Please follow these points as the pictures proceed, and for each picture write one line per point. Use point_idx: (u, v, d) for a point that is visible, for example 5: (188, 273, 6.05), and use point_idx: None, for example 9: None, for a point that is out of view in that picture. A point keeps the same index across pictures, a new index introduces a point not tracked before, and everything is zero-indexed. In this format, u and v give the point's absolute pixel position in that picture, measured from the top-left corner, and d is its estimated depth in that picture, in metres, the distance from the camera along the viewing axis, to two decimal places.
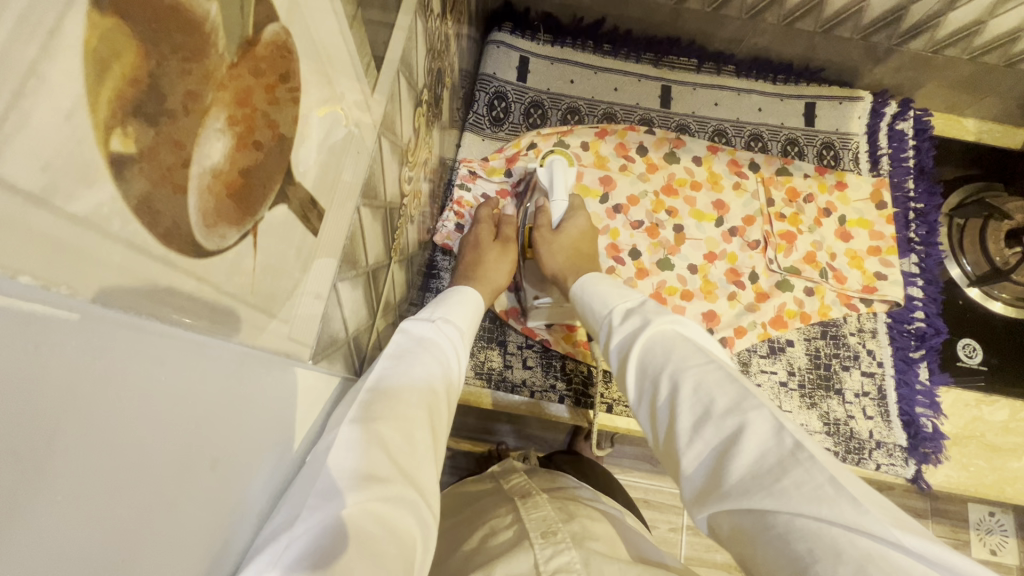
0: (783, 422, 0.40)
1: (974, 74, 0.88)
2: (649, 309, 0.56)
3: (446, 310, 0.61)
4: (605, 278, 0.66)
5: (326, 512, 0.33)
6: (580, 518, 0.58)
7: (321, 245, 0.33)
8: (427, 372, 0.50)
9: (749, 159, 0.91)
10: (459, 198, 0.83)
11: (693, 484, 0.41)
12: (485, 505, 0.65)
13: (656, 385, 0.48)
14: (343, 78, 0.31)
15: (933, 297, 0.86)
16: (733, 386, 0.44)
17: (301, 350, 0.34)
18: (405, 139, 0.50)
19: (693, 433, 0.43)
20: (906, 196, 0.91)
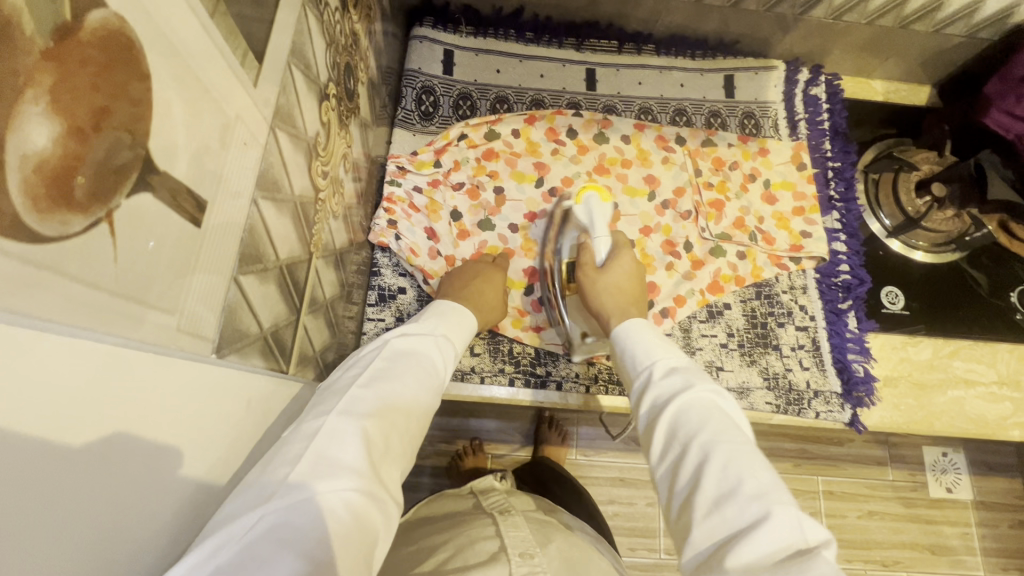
0: (803, 521, 0.41)
1: (875, 37, 0.93)
2: (692, 373, 0.57)
3: (434, 326, 0.65)
4: (649, 326, 0.67)
5: (297, 497, 0.38)
6: (556, 542, 0.63)
7: (207, 235, 0.33)
8: (413, 383, 0.54)
9: (675, 134, 0.94)
10: (390, 194, 0.83)
11: (698, 556, 0.43)
12: (462, 517, 0.69)
13: (683, 451, 0.50)
14: (209, 68, 0.31)
15: (855, 250, 0.90)
16: (765, 475, 0.45)
17: (199, 343, 0.33)
18: (311, 134, 0.50)
19: (712, 510, 0.44)
20: (824, 156, 0.95)
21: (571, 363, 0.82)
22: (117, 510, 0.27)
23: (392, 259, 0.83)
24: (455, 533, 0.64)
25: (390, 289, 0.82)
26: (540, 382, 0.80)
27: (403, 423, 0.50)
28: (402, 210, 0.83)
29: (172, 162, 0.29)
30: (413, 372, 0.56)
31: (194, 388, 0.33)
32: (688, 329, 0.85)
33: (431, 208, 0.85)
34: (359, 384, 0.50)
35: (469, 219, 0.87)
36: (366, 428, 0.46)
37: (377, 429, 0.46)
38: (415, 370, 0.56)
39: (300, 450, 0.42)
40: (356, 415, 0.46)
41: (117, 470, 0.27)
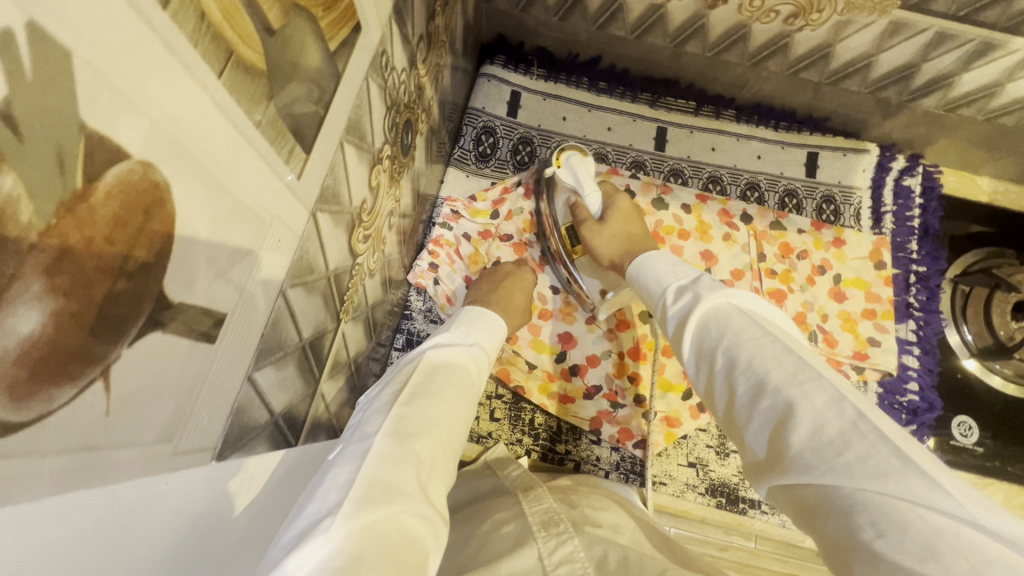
0: (843, 393, 0.36)
1: (990, 134, 0.84)
2: (701, 284, 0.50)
3: (468, 333, 0.60)
4: (663, 254, 0.59)
5: (353, 518, 0.32)
6: (582, 508, 0.56)
7: (220, 348, 0.31)
8: (454, 396, 0.49)
9: (741, 210, 0.87)
10: (438, 237, 0.81)
11: (754, 456, 0.40)
12: (483, 498, 0.61)
13: (711, 358, 0.44)
14: (249, 181, 0.29)
15: (928, 368, 0.81)
16: (791, 358, 0.40)
17: (196, 458, 0.31)
18: (357, 203, 0.48)
19: (751, 408, 0.40)
20: (909, 257, 0.86)
21: (593, 444, 0.77)
22: None
23: (426, 302, 0.81)
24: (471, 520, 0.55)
25: (420, 335, 0.79)
26: (558, 460, 0.76)
27: (448, 438, 0.45)
28: (447, 253, 0.81)
29: (190, 290, 0.26)
30: (451, 385, 0.51)
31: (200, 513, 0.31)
32: None
33: (473, 258, 0.82)
34: (400, 401, 0.45)
35: None
36: (409, 439, 0.41)
37: (423, 447, 0.41)
38: (450, 379, 0.51)
39: (348, 474, 0.36)
40: (401, 431, 0.41)
41: None
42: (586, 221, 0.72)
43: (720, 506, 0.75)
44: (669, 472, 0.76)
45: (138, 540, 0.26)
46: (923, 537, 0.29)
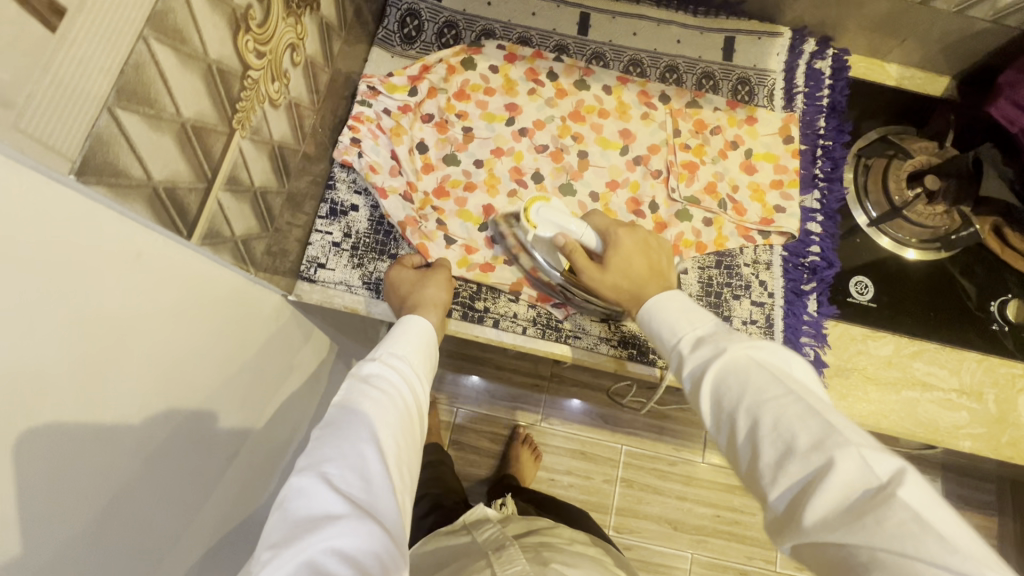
0: (865, 455, 0.44)
1: (891, 12, 0.87)
2: (722, 338, 0.57)
3: (404, 344, 0.65)
4: (674, 296, 0.65)
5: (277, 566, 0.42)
6: (552, 565, 0.69)
7: (67, 47, 0.33)
8: (382, 408, 0.57)
9: (659, 91, 0.90)
10: (359, 112, 0.83)
11: (776, 514, 0.47)
12: (463, 560, 0.76)
13: (732, 418, 0.52)
14: None
15: (830, 233, 0.87)
16: (815, 420, 0.47)
17: (55, 157, 0.34)
18: (240, 4, 0.49)
19: (776, 470, 0.47)
20: (816, 133, 0.91)
21: (512, 302, 0.81)
22: None
23: (352, 175, 0.83)
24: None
25: (344, 205, 0.82)
26: (477, 317, 0.80)
27: (390, 454, 0.54)
28: (368, 129, 0.83)
29: None
30: (381, 399, 0.58)
31: (42, 215, 0.34)
32: None
33: (395, 130, 0.84)
34: (326, 433, 0.53)
35: (435, 152, 0.85)
36: (349, 472, 0.50)
37: (347, 465, 0.50)
38: (382, 399, 0.57)
39: (276, 525, 0.46)
40: (323, 466, 0.50)
41: None
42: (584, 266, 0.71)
43: (631, 358, 0.79)
44: (583, 327, 0.80)
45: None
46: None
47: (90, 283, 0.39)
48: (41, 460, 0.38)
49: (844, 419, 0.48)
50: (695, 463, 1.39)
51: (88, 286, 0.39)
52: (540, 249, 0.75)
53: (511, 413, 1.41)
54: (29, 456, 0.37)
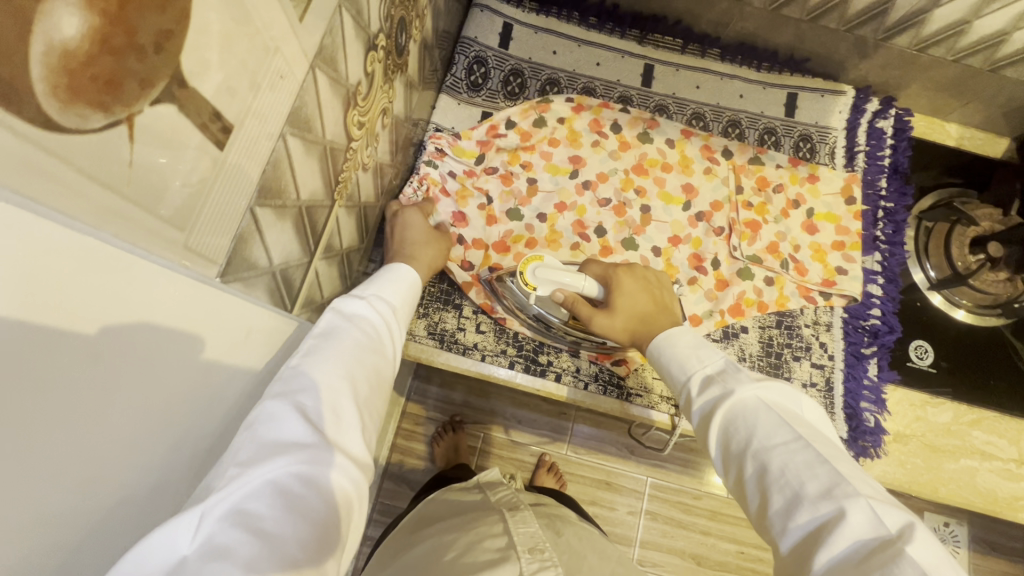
0: (880, 512, 0.40)
1: (959, 77, 0.88)
2: (730, 378, 0.54)
3: (393, 291, 0.61)
4: (685, 333, 0.62)
5: (239, 490, 0.36)
6: (564, 538, 0.69)
7: (228, 159, 0.33)
8: (363, 346, 0.51)
9: (723, 145, 0.90)
10: (426, 174, 0.83)
11: (783, 559, 0.43)
12: (474, 511, 0.77)
13: (740, 461, 0.49)
14: (264, 13, 0.32)
15: (891, 296, 0.88)
16: (825, 468, 0.43)
17: (205, 266, 0.34)
18: (353, 81, 0.50)
19: (785, 519, 0.43)
20: (877, 194, 0.92)
21: (574, 357, 0.81)
22: (94, 414, 0.28)
23: None
24: (462, 530, 0.69)
25: None
26: (540, 370, 0.80)
27: (365, 397, 0.48)
28: (433, 191, 0.83)
29: (201, 78, 0.29)
30: (362, 338, 0.52)
31: (192, 316, 0.34)
32: None
33: (460, 194, 0.84)
34: (305, 352, 0.47)
35: (499, 205, 0.85)
36: (331, 405, 0.44)
37: (322, 397, 0.44)
38: (365, 339, 0.52)
39: (241, 442, 0.39)
40: (296, 388, 0.43)
41: (112, 367, 0.28)
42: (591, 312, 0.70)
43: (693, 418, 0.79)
44: (645, 385, 0.80)
45: (135, 301, 0.29)
46: None
47: (213, 364, 0.39)
48: (148, 421, 0.33)
49: (856, 470, 0.44)
50: (722, 500, 1.38)
51: (211, 369, 0.38)
52: (540, 303, 0.75)
53: (538, 441, 1.38)
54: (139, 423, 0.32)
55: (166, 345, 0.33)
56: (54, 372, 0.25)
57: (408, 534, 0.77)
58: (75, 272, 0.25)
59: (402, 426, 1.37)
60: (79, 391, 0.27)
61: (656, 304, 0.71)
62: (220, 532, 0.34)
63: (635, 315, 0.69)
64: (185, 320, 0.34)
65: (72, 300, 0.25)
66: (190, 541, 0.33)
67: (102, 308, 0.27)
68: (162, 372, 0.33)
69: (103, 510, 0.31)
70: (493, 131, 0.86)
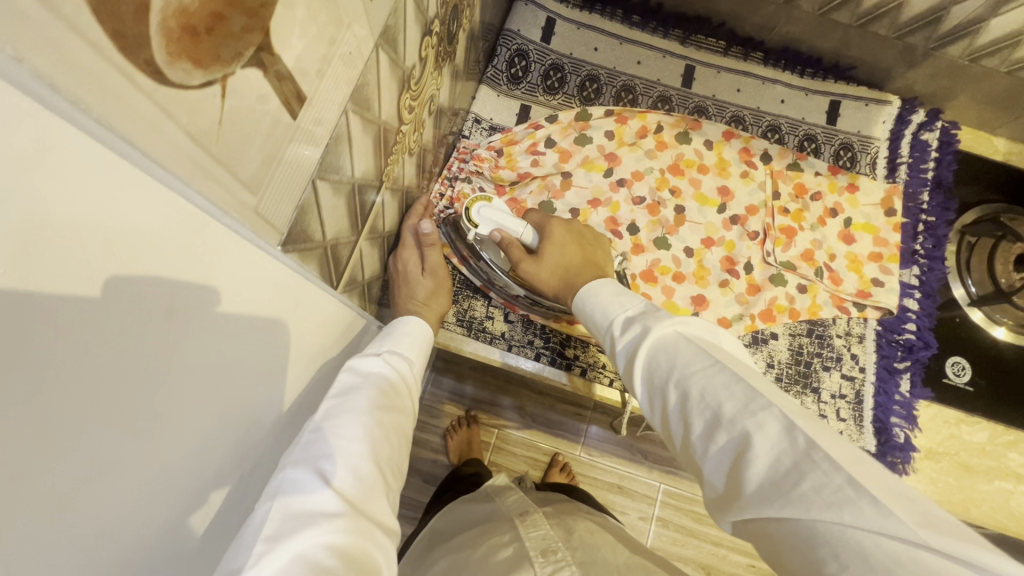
0: (793, 417, 0.40)
1: (1011, 90, 0.86)
2: (650, 316, 0.54)
3: (408, 344, 0.61)
4: (607, 283, 0.62)
5: (266, 571, 0.34)
6: (577, 533, 0.70)
7: (299, 128, 0.34)
8: (382, 406, 0.50)
9: (762, 150, 0.90)
10: (459, 191, 0.81)
11: (715, 488, 0.42)
12: (488, 519, 0.77)
13: (663, 394, 0.48)
14: None
15: (927, 312, 0.86)
16: (740, 385, 0.43)
17: (271, 234, 0.35)
18: (408, 64, 0.51)
19: (706, 441, 0.43)
20: (919, 207, 0.90)
21: (601, 352, 0.81)
22: (167, 366, 0.29)
23: None
24: (475, 541, 0.69)
25: None
26: (565, 364, 0.80)
27: (386, 455, 0.47)
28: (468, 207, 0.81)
29: (284, 46, 0.30)
30: (379, 396, 0.51)
31: (250, 283, 0.35)
32: None
33: None
34: (322, 416, 0.45)
35: (532, 198, 0.85)
36: (355, 471, 0.43)
37: (346, 466, 0.42)
38: (384, 396, 0.51)
39: (262, 517, 0.37)
40: (317, 455, 0.42)
41: (184, 323, 0.29)
42: (523, 258, 0.70)
43: None
44: None
45: (208, 261, 0.30)
46: (882, 565, 0.32)
47: (262, 335, 0.39)
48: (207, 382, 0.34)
49: (771, 388, 0.44)
50: None
51: (260, 339, 0.39)
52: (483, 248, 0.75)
53: (554, 439, 1.38)
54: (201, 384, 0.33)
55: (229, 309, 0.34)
56: (136, 321, 0.26)
57: (427, 550, 0.77)
58: (163, 229, 0.25)
59: (418, 416, 1.38)
60: (153, 344, 0.28)
61: (584, 257, 0.70)
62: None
63: (565, 265, 0.69)
64: (245, 286, 0.34)
65: (161, 254, 0.26)
66: None
67: (180, 266, 0.28)
68: (222, 332, 0.34)
69: (164, 467, 0.31)
70: (533, 148, 0.85)
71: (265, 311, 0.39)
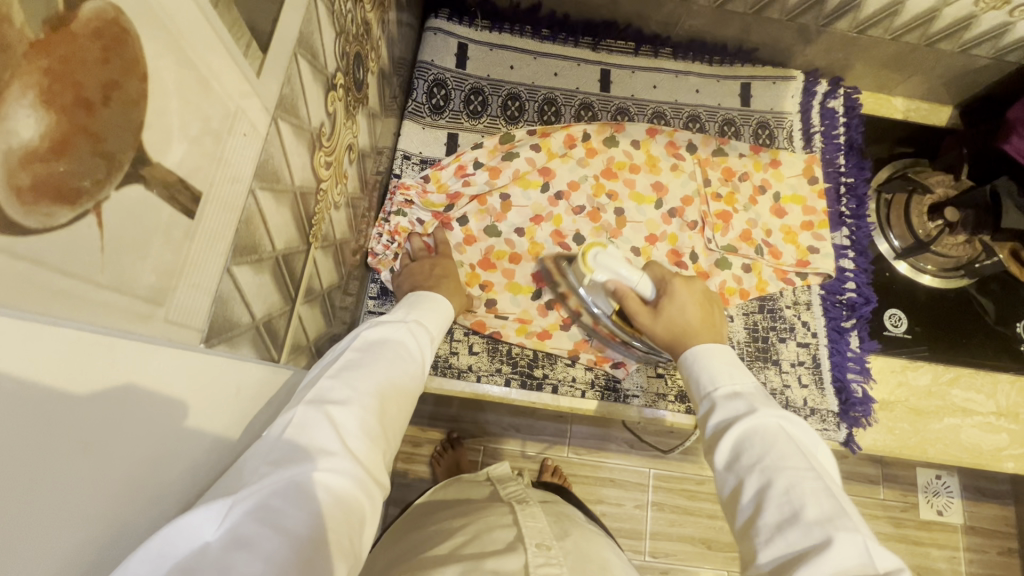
0: (870, 554, 0.41)
1: (899, 53, 0.92)
2: (758, 400, 0.55)
3: (433, 322, 0.64)
4: (724, 351, 0.62)
5: (267, 481, 0.36)
6: (572, 536, 0.65)
7: (201, 224, 0.33)
8: (392, 368, 0.52)
9: (687, 141, 0.92)
10: (397, 224, 0.82)
11: (762, 571, 0.44)
12: (480, 507, 0.74)
13: (745, 470, 0.50)
14: (219, 75, 0.32)
15: (863, 268, 0.91)
16: (830, 501, 0.45)
17: (189, 334, 0.34)
18: (315, 123, 0.50)
19: (775, 532, 0.45)
20: (838, 171, 0.95)
21: (569, 366, 0.82)
22: (93, 499, 0.27)
23: (380, 287, 0.83)
24: (473, 519, 0.68)
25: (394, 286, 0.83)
26: (537, 384, 0.81)
27: (389, 414, 0.49)
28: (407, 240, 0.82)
29: (165, 152, 0.29)
30: (390, 357, 0.53)
31: (178, 387, 0.33)
32: None
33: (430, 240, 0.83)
34: (333, 368, 0.48)
35: (475, 224, 0.85)
36: (362, 417, 0.45)
37: (352, 410, 0.45)
38: (396, 360, 0.53)
39: (273, 439, 0.40)
40: (325, 395, 0.44)
41: (105, 453, 0.27)
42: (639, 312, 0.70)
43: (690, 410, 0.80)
44: (642, 384, 0.82)
45: (123, 386, 0.28)
46: None
47: (204, 434, 0.37)
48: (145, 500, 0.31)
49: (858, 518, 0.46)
50: None
51: (202, 436, 0.37)
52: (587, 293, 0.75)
53: (540, 447, 1.39)
54: (136, 505, 0.30)
55: (160, 421, 0.31)
56: (50, 471, 0.24)
57: (414, 519, 0.76)
58: (60, 371, 0.24)
59: (401, 450, 1.36)
60: (76, 486, 0.25)
61: (705, 323, 0.68)
62: (242, 525, 0.33)
63: (678, 327, 0.67)
64: (174, 395, 0.33)
65: (64, 394, 0.24)
66: (212, 530, 0.33)
67: (89, 405, 0.26)
68: (154, 448, 0.31)
69: None
70: (461, 171, 0.85)
71: (204, 408, 0.36)
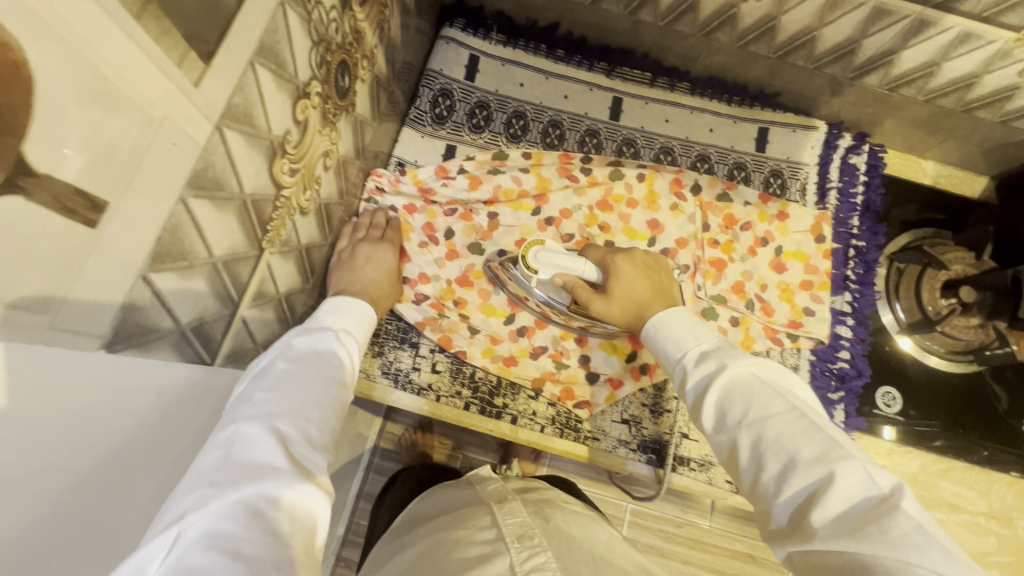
0: (874, 471, 0.40)
1: (932, 116, 0.86)
2: (726, 353, 0.53)
3: (358, 325, 0.61)
4: (682, 312, 0.60)
5: (208, 508, 0.36)
6: (555, 522, 0.56)
7: (104, 235, 0.32)
8: (325, 375, 0.50)
9: (693, 180, 0.88)
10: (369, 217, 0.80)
11: (779, 522, 0.42)
12: (457, 507, 0.62)
13: (733, 431, 0.47)
14: (137, 87, 0.31)
15: (860, 339, 0.85)
16: (818, 435, 0.43)
17: (84, 339, 0.33)
18: (278, 131, 0.49)
19: (779, 481, 0.42)
20: (849, 233, 0.90)
21: (531, 399, 0.80)
22: None
23: None
24: (449, 526, 0.57)
25: None
26: (495, 413, 0.79)
27: (332, 420, 0.48)
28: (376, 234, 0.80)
29: (58, 163, 0.28)
30: (324, 364, 0.52)
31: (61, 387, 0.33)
32: (663, 390, 0.80)
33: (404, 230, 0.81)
34: (266, 382, 0.47)
35: (460, 239, 0.83)
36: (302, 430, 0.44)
37: (290, 423, 0.44)
38: (327, 365, 0.52)
39: (207, 463, 0.39)
40: (259, 412, 0.43)
41: None
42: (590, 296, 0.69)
43: (650, 463, 0.78)
44: (604, 428, 0.79)
45: None
46: None
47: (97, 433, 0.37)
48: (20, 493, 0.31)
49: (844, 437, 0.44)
50: None
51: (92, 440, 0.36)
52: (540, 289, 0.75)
53: None
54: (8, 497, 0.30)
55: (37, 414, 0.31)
56: None
57: (388, 542, 0.63)
58: None
59: None
60: None
61: (653, 291, 0.67)
62: (189, 556, 0.33)
63: (629, 300, 0.67)
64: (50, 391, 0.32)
65: None
66: (156, 566, 0.33)
67: None
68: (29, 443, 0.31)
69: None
70: (442, 173, 0.83)
71: (98, 411, 0.36)
